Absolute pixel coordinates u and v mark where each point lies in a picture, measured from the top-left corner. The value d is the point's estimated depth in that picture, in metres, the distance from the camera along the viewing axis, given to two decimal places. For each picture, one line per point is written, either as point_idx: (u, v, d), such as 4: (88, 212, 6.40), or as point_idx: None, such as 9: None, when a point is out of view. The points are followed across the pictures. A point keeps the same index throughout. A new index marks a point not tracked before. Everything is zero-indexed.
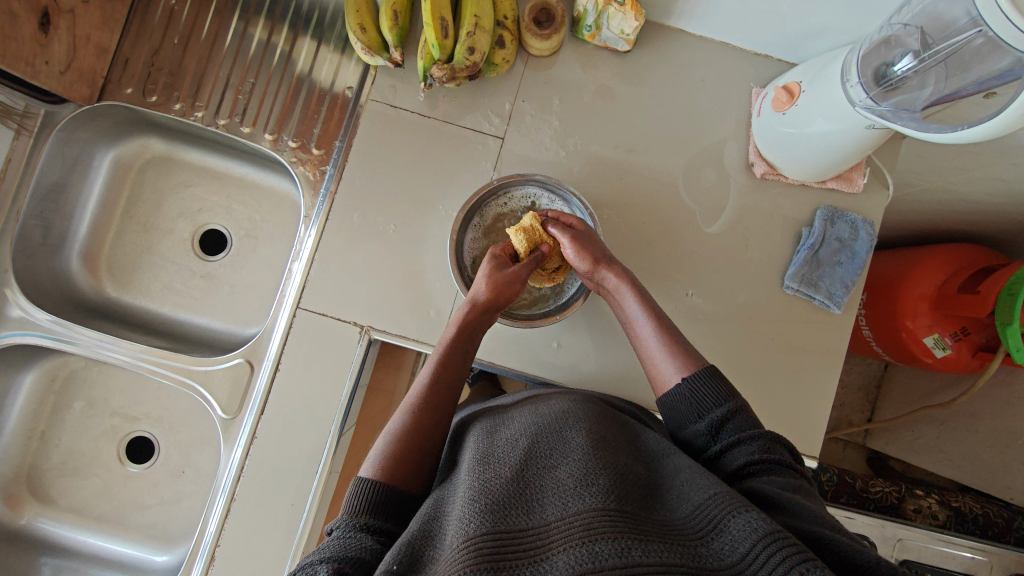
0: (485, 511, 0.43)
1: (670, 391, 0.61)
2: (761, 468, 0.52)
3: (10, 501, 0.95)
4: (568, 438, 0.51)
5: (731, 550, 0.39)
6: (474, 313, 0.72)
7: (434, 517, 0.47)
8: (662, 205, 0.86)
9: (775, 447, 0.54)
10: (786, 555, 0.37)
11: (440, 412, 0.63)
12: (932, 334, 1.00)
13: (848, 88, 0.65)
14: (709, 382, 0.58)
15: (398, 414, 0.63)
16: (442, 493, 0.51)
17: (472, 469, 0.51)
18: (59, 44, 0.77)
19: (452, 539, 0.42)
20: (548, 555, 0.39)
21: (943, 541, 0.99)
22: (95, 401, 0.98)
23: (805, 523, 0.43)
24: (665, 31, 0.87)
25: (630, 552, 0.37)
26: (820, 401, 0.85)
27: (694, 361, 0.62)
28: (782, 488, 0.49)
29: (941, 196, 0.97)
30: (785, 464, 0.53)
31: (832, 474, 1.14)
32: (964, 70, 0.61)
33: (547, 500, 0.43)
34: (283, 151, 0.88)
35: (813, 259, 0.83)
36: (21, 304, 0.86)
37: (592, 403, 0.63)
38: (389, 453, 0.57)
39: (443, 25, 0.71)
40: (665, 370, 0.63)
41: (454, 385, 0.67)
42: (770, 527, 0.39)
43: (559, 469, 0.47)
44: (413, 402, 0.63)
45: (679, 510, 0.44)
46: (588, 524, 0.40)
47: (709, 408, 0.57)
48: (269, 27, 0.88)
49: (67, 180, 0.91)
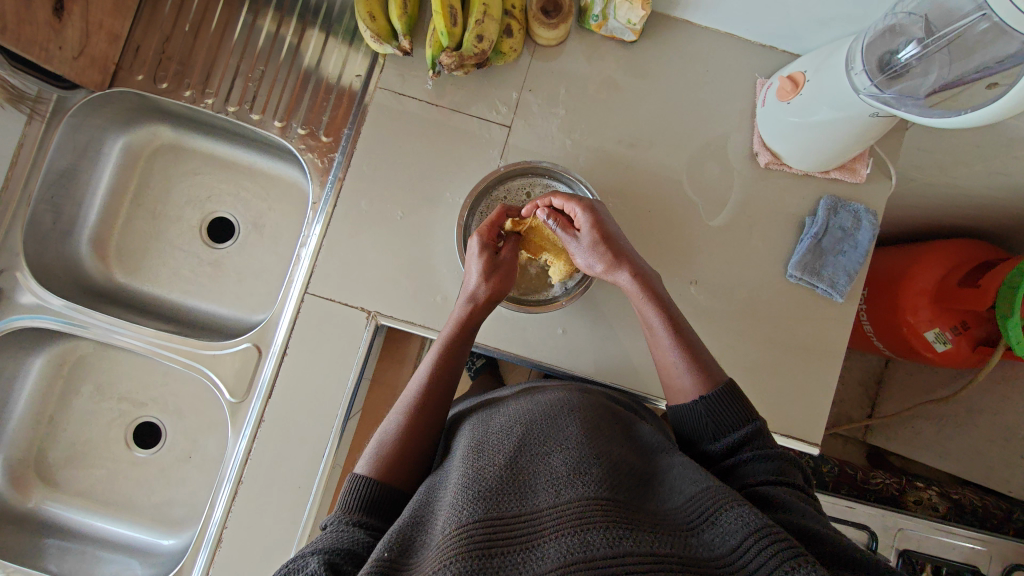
0: (477, 498, 0.43)
1: (684, 404, 0.61)
2: (774, 482, 0.51)
3: (19, 484, 0.96)
4: (562, 426, 0.51)
5: (722, 542, 0.39)
6: (472, 312, 0.73)
7: (427, 505, 0.47)
8: (667, 195, 0.87)
9: (790, 469, 0.54)
10: (777, 549, 0.38)
11: (436, 410, 0.64)
12: (934, 328, 1.01)
13: (853, 75, 0.66)
14: (728, 405, 0.58)
15: (394, 413, 0.63)
16: (434, 480, 0.51)
17: (465, 457, 0.51)
18: (73, 29, 0.78)
19: (444, 526, 0.42)
20: (539, 542, 0.39)
21: (944, 530, 1.01)
22: (103, 386, 0.98)
23: (805, 520, 0.45)
24: (670, 23, 0.88)
25: (621, 541, 0.38)
26: (822, 391, 0.86)
27: (714, 378, 0.61)
28: (794, 496, 0.49)
29: (942, 190, 0.98)
30: (799, 483, 0.52)
31: (832, 465, 1.15)
32: (968, 56, 0.62)
33: (539, 486, 0.44)
34: (292, 139, 0.89)
35: (817, 248, 0.84)
36: (33, 287, 0.87)
37: (588, 394, 0.63)
38: (384, 452, 0.58)
39: (453, 13, 0.72)
40: (682, 384, 0.63)
41: (450, 382, 0.67)
42: (761, 521, 0.40)
43: (551, 457, 0.47)
44: (410, 401, 0.64)
45: (671, 502, 0.44)
46: (580, 512, 0.40)
47: (725, 432, 0.58)
48: (278, 18, 0.89)
49: (77, 166, 0.92)
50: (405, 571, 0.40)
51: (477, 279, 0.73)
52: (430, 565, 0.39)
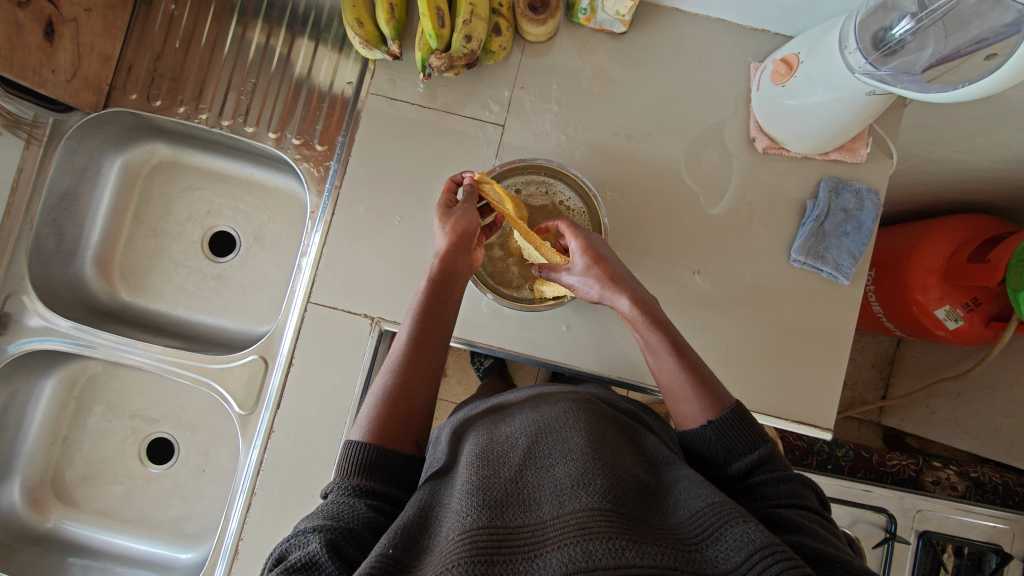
0: (482, 505, 0.43)
1: (693, 431, 0.60)
2: (789, 504, 0.50)
3: (37, 504, 0.97)
4: (567, 436, 0.51)
5: (726, 558, 0.39)
6: (442, 261, 0.70)
7: (431, 508, 0.47)
8: (665, 185, 0.86)
9: (805, 491, 0.52)
10: (781, 568, 0.37)
11: (423, 368, 0.62)
12: (944, 306, 1.00)
13: (847, 54, 0.64)
14: (739, 427, 0.57)
15: (381, 375, 0.61)
16: (438, 483, 0.51)
17: (470, 462, 0.51)
18: (64, 52, 0.78)
19: (449, 532, 0.42)
20: (542, 551, 0.39)
21: (964, 510, 1.00)
22: (114, 404, 1.00)
23: (817, 543, 0.44)
24: (660, 12, 0.87)
25: (623, 553, 0.38)
26: (833, 375, 0.85)
27: (720, 401, 0.59)
28: (809, 521, 0.48)
29: (944, 166, 0.97)
30: (815, 505, 0.51)
31: (848, 448, 1.13)
32: (963, 28, 0.62)
33: (543, 498, 0.44)
34: (287, 149, 0.90)
35: (819, 231, 0.83)
36: (40, 310, 0.88)
37: (592, 403, 0.61)
38: (375, 414, 0.57)
39: (440, 14, 0.72)
40: (689, 410, 0.61)
41: (435, 337, 0.65)
42: (766, 539, 0.40)
43: (557, 467, 0.47)
44: (396, 362, 0.62)
45: (676, 515, 0.44)
46: (583, 522, 0.40)
47: (738, 454, 0.56)
48: (267, 30, 0.89)
49: (77, 188, 0.93)
50: (407, 572, 0.41)
51: (441, 234, 0.73)
52: (433, 567, 0.39)
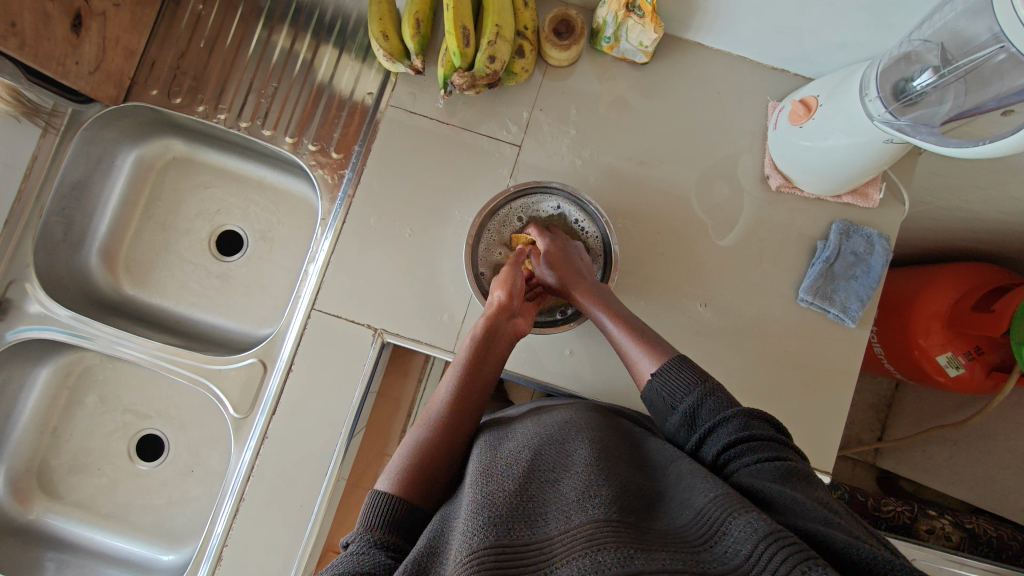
0: (489, 523, 0.42)
1: (645, 387, 0.62)
2: (744, 455, 0.50)
3: (20, 495, 0.95)
4: (571, 453, 0.50)
5: (734, 552, 0.37)
6: (490, 322, 0.72)
7: (441, 535, 0.46)
8: (677, 215, 0.87)
9: (753, 422, 0.52)
10: (787, 556, 0.35)
11: (460, 425, 0.62)
12: (946, 352, 0.99)
13: (867, 102, 0.66)
14: (678, 371, 0.59)
15: (415, 429, 0.62)
16: (447, 509, 0.50)
17: (475, 482, 0.50)
18: (90, 45, 0.79)
19: (457, 555, 0.41)
20: (551, 568, 0.38)
21: (957, 562, 0.97)
22: (107, 397, 0.98)
23: (800, 518, 0.41)
24: (682, 44, 0.88)
25: (632, 560, 0.36)
26: (834, 416, 0.85)
27: (664, 353, 0.63)
28: (768, 479, 0.46)
29: (955, 214, 0.97)
30: (764, 436, 0.51)
31: (844, 491, 1.12)
32: (984, 86, 0.62)
33: (550, 514, 0.43)
34: (303, 155, 0.90)
35: (828, 272, 0.83)
36: (41, 297, 0.87)
37: (597, 414, 0.62)
38: (404, 466, 0.57)
39: (465, 33, 0.72)
40: (640, 367, 0.64)
41: (476, 403, 0.66)
42: (770, 527, 0.37)
43: (563, 483, 0.46)
44: (432, 418, 0.63)
45: (681, 517, 0.42)
46: (591, 535, 0.39)
47: (681, 399, 0.57)
48: (292, 36, 0.90)
49: (90, 178, 0.93)
50: None
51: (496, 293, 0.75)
52: None
